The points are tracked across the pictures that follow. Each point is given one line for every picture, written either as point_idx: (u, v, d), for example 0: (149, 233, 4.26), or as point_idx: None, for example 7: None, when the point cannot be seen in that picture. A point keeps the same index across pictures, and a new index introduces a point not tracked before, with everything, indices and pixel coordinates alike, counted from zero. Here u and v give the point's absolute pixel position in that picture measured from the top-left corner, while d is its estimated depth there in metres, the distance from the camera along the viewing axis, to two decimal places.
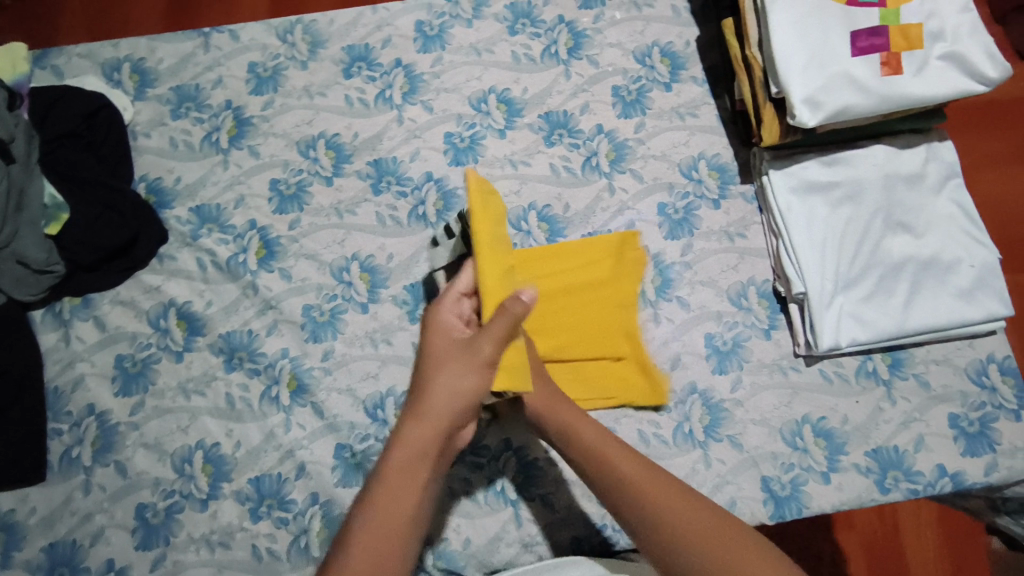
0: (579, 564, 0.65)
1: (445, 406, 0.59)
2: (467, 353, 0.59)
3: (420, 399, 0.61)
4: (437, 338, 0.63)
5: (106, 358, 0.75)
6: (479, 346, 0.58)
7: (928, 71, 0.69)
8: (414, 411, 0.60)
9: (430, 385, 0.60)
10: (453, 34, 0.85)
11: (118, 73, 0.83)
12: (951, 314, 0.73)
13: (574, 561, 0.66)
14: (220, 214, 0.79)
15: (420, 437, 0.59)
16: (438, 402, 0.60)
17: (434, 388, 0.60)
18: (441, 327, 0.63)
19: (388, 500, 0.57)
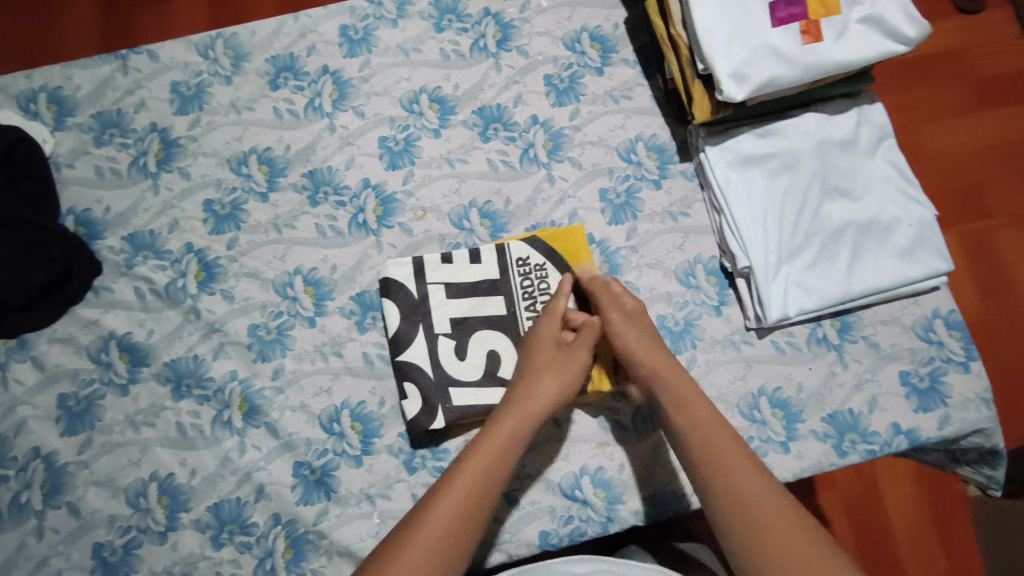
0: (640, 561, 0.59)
1: (550, 396, 0.67)
2: (574, 358, 0.70)
3: (529, 390, 0.67)
4: (545, 339, 0.70)
5: (47, 398, 0.73)
6: (577, 353, 0.70)
7: (849, 36, 0.70)
8: (520, 399, 0.67)
9: (541, 377, 0.68)
10: (379, 36, 0.84)
11: (34, 104, 0.81)
12: (893, 274, 0.74)
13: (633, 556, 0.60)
14: (155, 240, 0.77)
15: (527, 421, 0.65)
16: (546, 394, 0.67)
17: (543, 382, 0.68)
18: (547, 332, 0.71)
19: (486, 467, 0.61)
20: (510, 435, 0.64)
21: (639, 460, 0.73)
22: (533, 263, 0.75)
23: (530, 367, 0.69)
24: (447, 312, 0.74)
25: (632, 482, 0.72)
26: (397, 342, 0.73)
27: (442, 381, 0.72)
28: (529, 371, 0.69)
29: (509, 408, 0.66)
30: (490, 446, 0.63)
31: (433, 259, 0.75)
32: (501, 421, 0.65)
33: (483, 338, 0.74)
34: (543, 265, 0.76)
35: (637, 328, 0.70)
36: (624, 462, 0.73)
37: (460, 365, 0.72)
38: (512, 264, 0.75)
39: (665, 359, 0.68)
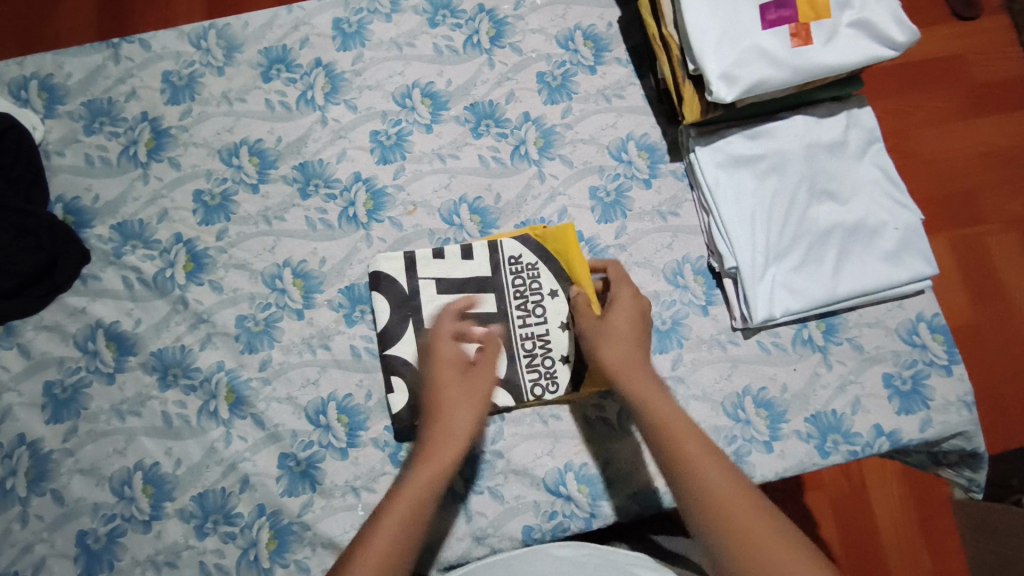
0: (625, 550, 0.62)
1: (468, 425, 0.62)
2: (481, 378, 0.65)
3: (444, 420, 0.62)
4: (446, 366, 0.65)
5: (33, 385, 0.73)
6: (483, 375, 0.65)
7: (839, 39, 0.70)
8: (435, 432, 0.61)
9: (456, 405, 0.62)
10: (373, 30, 0.84)
11: (25, 91, 0.80)
12: (879, 277, 0.74)
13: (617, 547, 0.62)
14: (144, 229, 0.77)
15: (450, 454, 0.60)
16: (461, 423, 0.61)
17: (457, 410, 0.62)
18: (449, 358, 0.66)
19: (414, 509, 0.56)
20: (435, 473, 0.58)
21: (623, 457, 0.73)
22: (524, 261, 0.75)
23: (439, 399, 0.63)
24: (435, 307, 0.74)
25: (616, 479, 0.72)
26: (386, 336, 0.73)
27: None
28: (442, 402, 0.63)
29: (427, 443, 0.61)
30: (419, 482, 0.57)
31: (422, 254, 0.75)
32: (426, 457, 0.59)
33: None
34: (533, 264, 0.75)
35: (620, 331, 0.64)
36: (608, 459, 0.73)
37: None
38: (504, 262, 0.75)
39: (634, 352, 0.62)
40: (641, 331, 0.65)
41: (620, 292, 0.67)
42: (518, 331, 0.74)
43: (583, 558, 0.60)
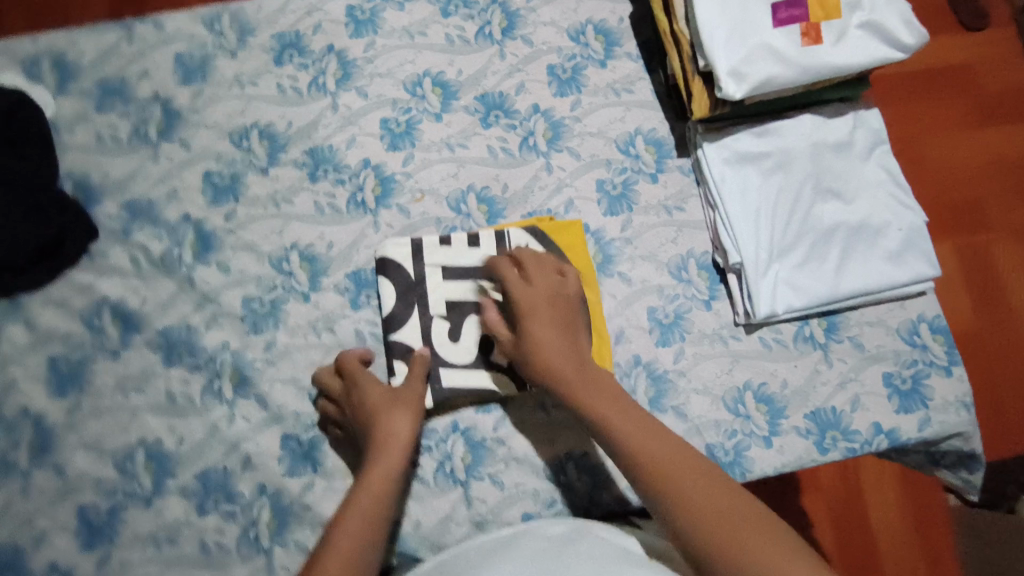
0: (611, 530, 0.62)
1: (406, 431, 0.66)
2: (409, 391, 0.69)
3: (381, 432, 0.66)
4: (376, 393, 0.68)
5: (39, 359, 0.73)
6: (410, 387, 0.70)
7: (848, 39, 0.71)
8: (376, 443, 0.65)
9: (389, 419, 0.67)
10: (385, 18, 0.84)
11: (37, 68, 0.81)
12: (881, 277, 0.75)
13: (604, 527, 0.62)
14: (152, 208, 0.78)
15: (393, 459, 0.65)
16: (398, 430, 0.66)
17: (393, 419, 0.67)
18: (374, 386, 0.69)
19: (368, 514, 0.61)
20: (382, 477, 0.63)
21: None
22: (531, 250, 0.76)
23: (371, 416, 0.67)
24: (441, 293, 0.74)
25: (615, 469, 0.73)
26: (389, 323, 0.73)
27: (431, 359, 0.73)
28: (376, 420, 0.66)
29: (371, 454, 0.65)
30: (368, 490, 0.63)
31: (430, 241, 0.75)
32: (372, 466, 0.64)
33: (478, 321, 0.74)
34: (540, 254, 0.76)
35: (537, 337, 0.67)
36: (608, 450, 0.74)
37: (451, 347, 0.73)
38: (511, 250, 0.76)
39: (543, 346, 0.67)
40: (558, 327, 0.68)
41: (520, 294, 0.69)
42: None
43: (566, 533, 0.60)
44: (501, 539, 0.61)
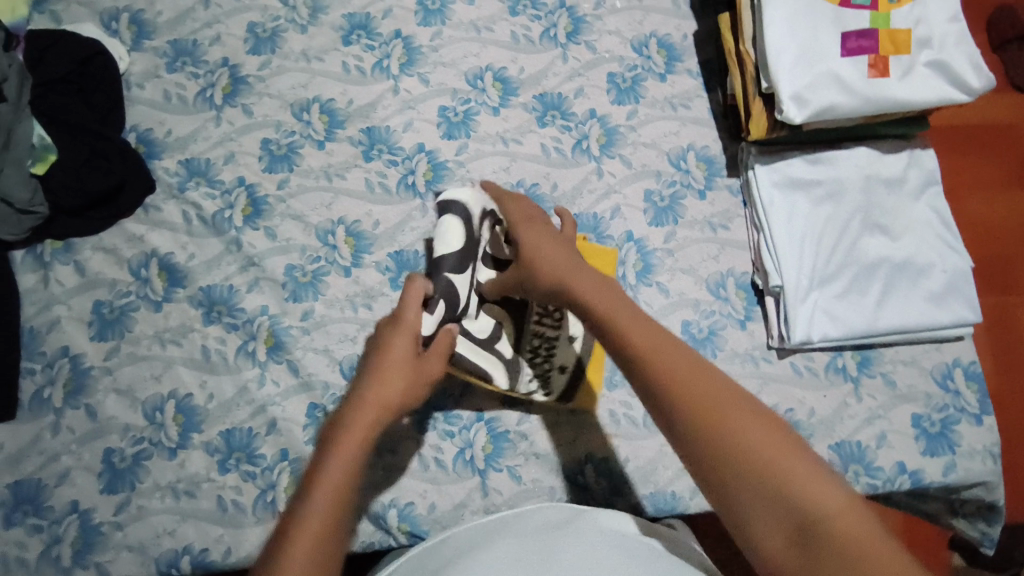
0: (611, 513, 0.59)
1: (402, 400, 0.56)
2: (427, 364, 0.59)
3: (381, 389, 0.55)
4: (405, 343, 0.58)
5: (83, 302, 0.75)
6: (430, 362, 0.59)
7: (914, 76, 0.71)
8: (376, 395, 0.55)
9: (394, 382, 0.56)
10: (455, 10, 0.86)
11: (115, 23, 0.83)
12: (921, 317, 0.75)
13: (601, 510, 0.59)
14: (209, 168, 0.79)
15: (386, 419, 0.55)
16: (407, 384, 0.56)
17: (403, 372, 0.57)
18: (408, 334, 0.59)
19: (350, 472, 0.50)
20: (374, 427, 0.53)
21: (643, 457, 0.74)
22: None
23: (386, 368, 0.57)
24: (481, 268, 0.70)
25: (633, 476, 0.73)
26: (438, 260, 0.63)
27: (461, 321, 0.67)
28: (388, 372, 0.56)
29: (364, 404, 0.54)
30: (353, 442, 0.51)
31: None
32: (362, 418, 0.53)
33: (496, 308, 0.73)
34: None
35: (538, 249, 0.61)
36: (628, 456, 0.74)
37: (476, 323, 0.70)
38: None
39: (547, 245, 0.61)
40: (559, 241, 0.61)
41: (515, 217, 0.66)
42: (535, 322, 0.73)
43: (563, 516, 0.58)
44: (502, 518, 0.60)
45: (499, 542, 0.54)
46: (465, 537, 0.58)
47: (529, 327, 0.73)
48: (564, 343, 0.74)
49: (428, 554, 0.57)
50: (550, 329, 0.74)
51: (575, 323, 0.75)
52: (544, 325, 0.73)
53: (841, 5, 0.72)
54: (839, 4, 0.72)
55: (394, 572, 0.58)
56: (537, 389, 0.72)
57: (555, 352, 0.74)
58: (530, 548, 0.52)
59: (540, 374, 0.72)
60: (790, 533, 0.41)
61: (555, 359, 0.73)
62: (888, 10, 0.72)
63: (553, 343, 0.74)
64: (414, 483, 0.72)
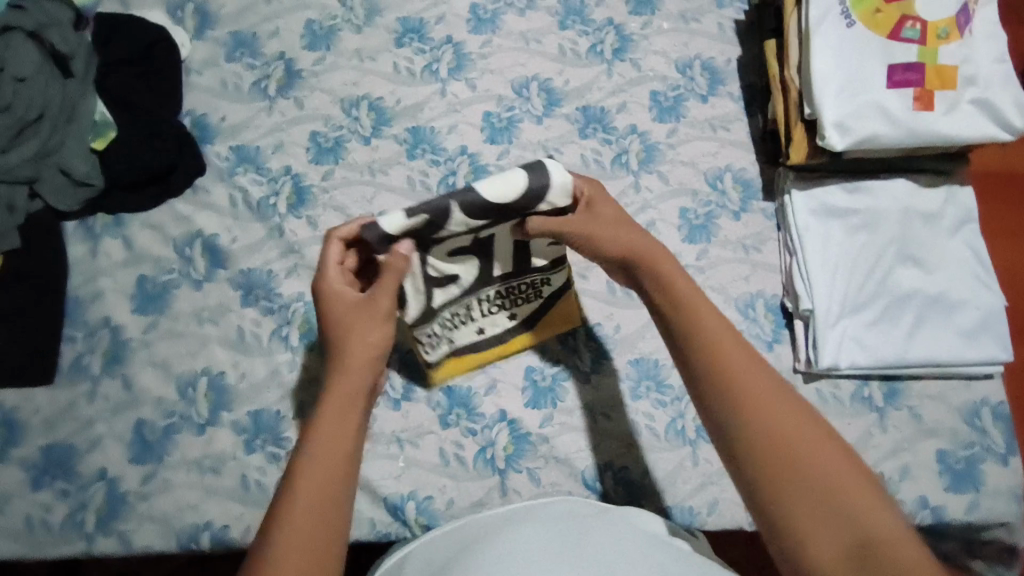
0: (637, 513, 0.60)
1: (369, 348, 0.58)
2: (374, 305, 0.58)
3: (338, 349, 0.58)
4: (336, 303, 0.59)
5: (128, 276, 0.77)
6: (378, 301, 0.59)
7: (958, 112, 0.72)
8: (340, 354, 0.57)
9: (350, 339, 0.58)
10: (505, 21, 0.88)
11: (181, 12, 0.86)
12: (951, 352, 0.75)
13: (626, 509, 0.61)
14: (258, 156, 0.82)
15: (357, 371, 0.57)
16: (367, 343, 0.58)
17: (357, 334, 0.58)
18: (333, 293, 0.59)
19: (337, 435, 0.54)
20: (350, 385, 0.56)
21: (662, 469, 0.74)
22: (545, 288, 0.70)
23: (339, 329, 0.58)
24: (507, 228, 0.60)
25: (652, 488, 0.73)
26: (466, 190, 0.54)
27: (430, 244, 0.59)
28: (337, 334, 0.58)
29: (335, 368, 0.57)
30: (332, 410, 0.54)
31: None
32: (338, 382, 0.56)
33: (475, 265, 0.64)
34: (540, 292, 0.71)
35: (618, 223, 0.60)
36: (647, 468, 0.74)
37: (444, 263, 0.62)
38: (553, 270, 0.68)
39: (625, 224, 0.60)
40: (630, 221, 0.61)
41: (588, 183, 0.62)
42: (475, 298, 0.68)
43: (586, 510, 0.60)
44: (528, 506, 0.62)
45: (522, 526, 0.55)
46: (487, 521, 0.59)
47: (469, 301, 0.68)
48: (470, 325, 0.71)
49: (447, 538, 0.59)
50: (476, 311, 0.70)
51: (494, 323, 0.72)
52: (475, 307, 0.69)
53: (890, 38, 0.73)
54: (887, 36, 0.73)
55: (423, 544, 0.60)
56: (423, 340, 0.69)
57: (457, 329, 0.71)
58: (554, 533, 0.53)
59: (435, 336, 0.70)
60: (847, 548, 0.46)
61: (452, 334, 0.71)
62: (935, 45, 0.73)
63: (465, 321, 0.70)
64: (435, 477, 0.73)
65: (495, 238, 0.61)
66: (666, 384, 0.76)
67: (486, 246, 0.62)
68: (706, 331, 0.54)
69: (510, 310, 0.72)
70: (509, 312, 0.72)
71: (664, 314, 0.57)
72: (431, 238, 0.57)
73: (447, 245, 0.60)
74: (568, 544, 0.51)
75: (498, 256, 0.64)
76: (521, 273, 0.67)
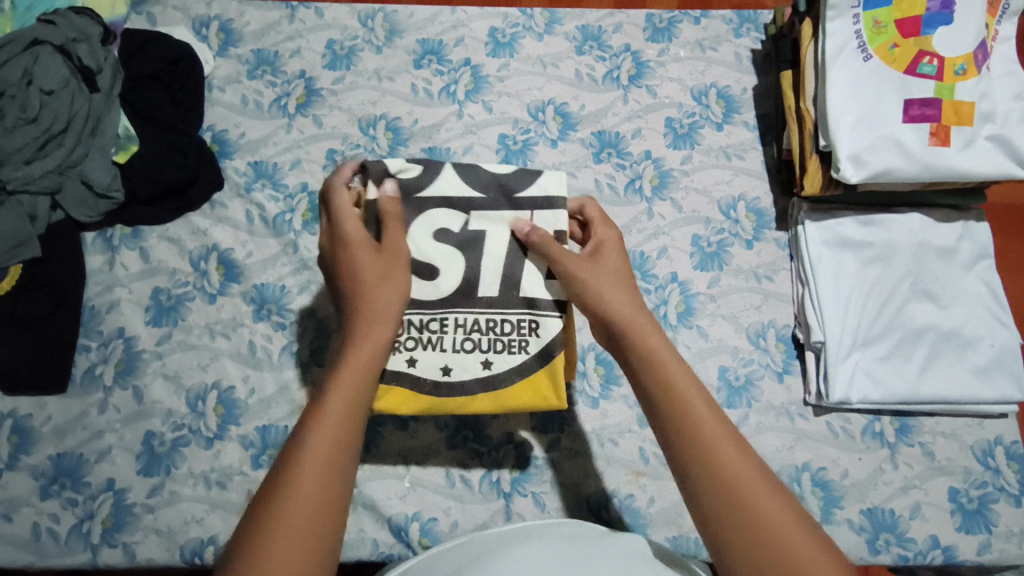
0: (635, 537, 0.59)
1: (393, 305, 0.55)
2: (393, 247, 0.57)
3: (365, 300, 0.55)
4: (357, 244, 0.57)
5: (144, 287, 0.78)
6: (396, 244, 0.57)
7: (974, 149, 0.71)
8: (359, 317, 0.54)
9: (382, 282, 0.55)
10: (523, 45, 0.89)
11: (206, 29, 0.88)
12: (965, 390, 0.74)
13: (622, 532, 0.60)
14: (276, 172, 0.83)
15: (378, 339, 0.53)
16: (386, 301, 0.55)
17: (380, 289, 0.55)
18: (356, 233, 0.57)
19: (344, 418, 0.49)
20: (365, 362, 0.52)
21: (668, 498, 0.73)
22: (532, 337, 0.59)
23: (361, 280, 0.55)
24: (506, 222, 0.60)
25: (657, 517, 0.73)
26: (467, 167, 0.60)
27: (415, 209, 0.60)
28: (364, 276, 0.55)
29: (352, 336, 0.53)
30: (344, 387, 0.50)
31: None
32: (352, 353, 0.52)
33: (460, 264, 0.60)
34: (528, 346, 0.59)
35: (615, 279, 0.58)
36: (653, 497, 0.73)
37: (429, 246, 0.59)
38: (553, 310, 0.59)
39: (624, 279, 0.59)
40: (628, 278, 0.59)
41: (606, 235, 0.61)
42: (451, 315, 0.60)
43: (587, 533, 0.59)
44: (529, 526, 0.61)
45: (526, 546, 0.55)
46: (492, 540, 0.59)
47: (443, 316, 0.59)
48: (436, 353, 0.59)
49: (449, 551, 0.59)
50: (447, 338, 0.59)
51: (463, 367, 0.59)
52: (447, 330, 0.59)
53: (907, 73, 0.73)
54: (904, 71, 0.73)
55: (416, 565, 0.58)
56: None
57: (418, 349, 0.59)
58: (557, 559, 0.52)
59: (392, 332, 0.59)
60: None
61: (409, 352, 0.59)
62: (953, 81, 0.72)
63: (430, 344, 0.59)
64: (439, 499, 0.72)
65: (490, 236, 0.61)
66: None
67: (478, 244, 0.60)
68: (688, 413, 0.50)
69: (485, 355, 0.59)
70: (484, 358, 0.59)
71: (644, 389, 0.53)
72: (415, 199, 0.60)
73: (437, 221, 0.59)
74: (574, 565, 0.52)
75: (490, 265, 0.60)
76: (508, 304, 0.60)
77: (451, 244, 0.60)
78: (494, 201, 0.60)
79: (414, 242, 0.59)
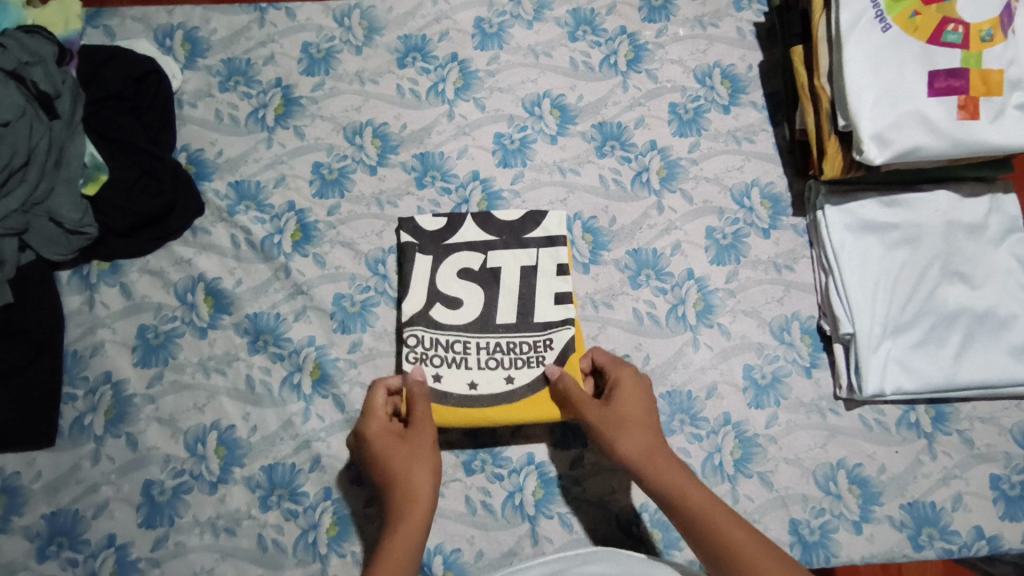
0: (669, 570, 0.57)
1: (423, 484, 0.60)
2: (421, 432, 0.64)
3: (401, 493, 0.59)
4: (382, 440, 0.63)
5: (128, 326, 0.73)
6: (422, 431, 0.64)
7: (1006, 119, 0.67)
8: (397, 502, 0.59)
9: (411, 468, 0.61)
10: (512, 34, 0.83)
11: (169, 40, 0.82)
12: (1003, 371, 0.70)
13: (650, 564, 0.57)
14: (259, 192, 0.77)
15: (415, 521, 0.58)
16: (418, 482, 0.60)
17: (412, 472, 0.61)
18: (380, 433, 0.64)
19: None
20: (409, 535, 0.57)
21: None
22: (548, 353, 0.70)
23: (390, 470, 0.61)
24: (517, 258, 0.73)
25: None
26: (485, 216, 0.74)
27: (444, 254, 0.73)
28: (392, 470, 0.61)
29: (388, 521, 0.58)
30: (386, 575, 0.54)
31: (545, 268, 0.73)
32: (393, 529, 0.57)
33: (481, 296, 0.72)
34: (545, 360, 0.70)
35: (627, 408, 0.63)
36: None
37: (456, 283, 0.72)
38: (562, 328, 0.71)
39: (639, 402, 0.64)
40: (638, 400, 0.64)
41: (621, 376, 0.66)
42: (475, 339, 0.71)
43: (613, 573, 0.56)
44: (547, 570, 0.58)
45: None
46: None
47: (468, 339, 0.71)
48: (462, 370, 0.70)
49: None
50: (472, 357, 0.70)
51: (489, 383, 0.69)
52: (472, 350, 0.70)
53: (929, 43, 0.68)
54: (926, 41, 0.68)
55: None
56: (408, 347, 0.70)
57: (444, 367, 0.69)
58: None
59: (422, 350, 0.70)
60: None
61: (437, 369, 0.69)
62: (979, 49, 0.67)
63: (456, 363, 0.70)
64: (462, 528, 0.69)
65: (504, 271, 0.73)
66: (700, 417, 0.72)
67: (496, 279, 0.73)
68: (731, 547, 0.53)
69: (508, 371, 0.70)
70: (507, 373, 0.70)
71: (684, 526, 0.57)
72: (443, 245, 0.74)
73: (459, 260, 0.73)
74: None
75: (506, 295, 0.72)
76: (525, 327, 0.71)
77: (475, 281, 0.73)
78: (506, 242, 0.74)
79: (443, 280, 0.73)
